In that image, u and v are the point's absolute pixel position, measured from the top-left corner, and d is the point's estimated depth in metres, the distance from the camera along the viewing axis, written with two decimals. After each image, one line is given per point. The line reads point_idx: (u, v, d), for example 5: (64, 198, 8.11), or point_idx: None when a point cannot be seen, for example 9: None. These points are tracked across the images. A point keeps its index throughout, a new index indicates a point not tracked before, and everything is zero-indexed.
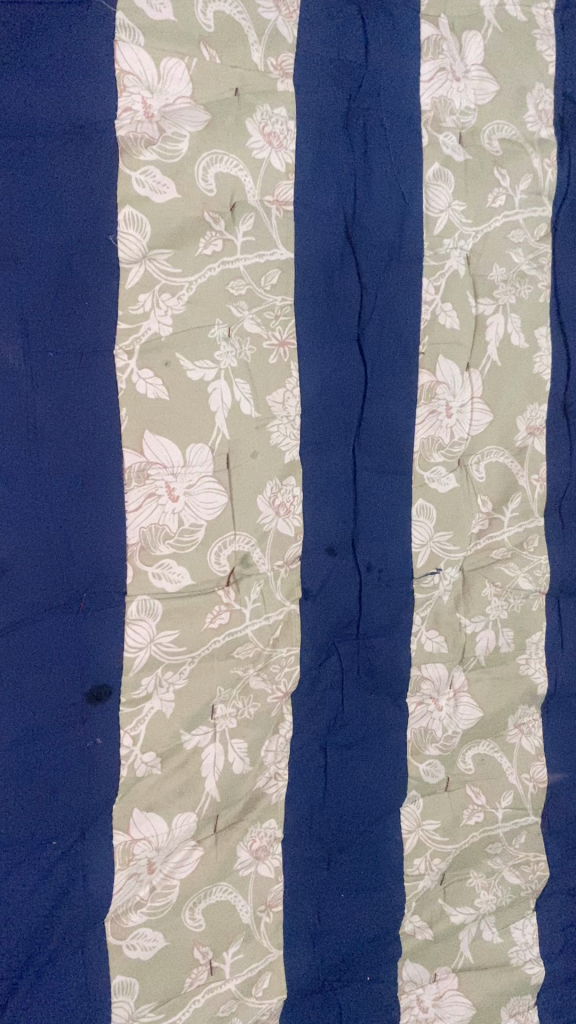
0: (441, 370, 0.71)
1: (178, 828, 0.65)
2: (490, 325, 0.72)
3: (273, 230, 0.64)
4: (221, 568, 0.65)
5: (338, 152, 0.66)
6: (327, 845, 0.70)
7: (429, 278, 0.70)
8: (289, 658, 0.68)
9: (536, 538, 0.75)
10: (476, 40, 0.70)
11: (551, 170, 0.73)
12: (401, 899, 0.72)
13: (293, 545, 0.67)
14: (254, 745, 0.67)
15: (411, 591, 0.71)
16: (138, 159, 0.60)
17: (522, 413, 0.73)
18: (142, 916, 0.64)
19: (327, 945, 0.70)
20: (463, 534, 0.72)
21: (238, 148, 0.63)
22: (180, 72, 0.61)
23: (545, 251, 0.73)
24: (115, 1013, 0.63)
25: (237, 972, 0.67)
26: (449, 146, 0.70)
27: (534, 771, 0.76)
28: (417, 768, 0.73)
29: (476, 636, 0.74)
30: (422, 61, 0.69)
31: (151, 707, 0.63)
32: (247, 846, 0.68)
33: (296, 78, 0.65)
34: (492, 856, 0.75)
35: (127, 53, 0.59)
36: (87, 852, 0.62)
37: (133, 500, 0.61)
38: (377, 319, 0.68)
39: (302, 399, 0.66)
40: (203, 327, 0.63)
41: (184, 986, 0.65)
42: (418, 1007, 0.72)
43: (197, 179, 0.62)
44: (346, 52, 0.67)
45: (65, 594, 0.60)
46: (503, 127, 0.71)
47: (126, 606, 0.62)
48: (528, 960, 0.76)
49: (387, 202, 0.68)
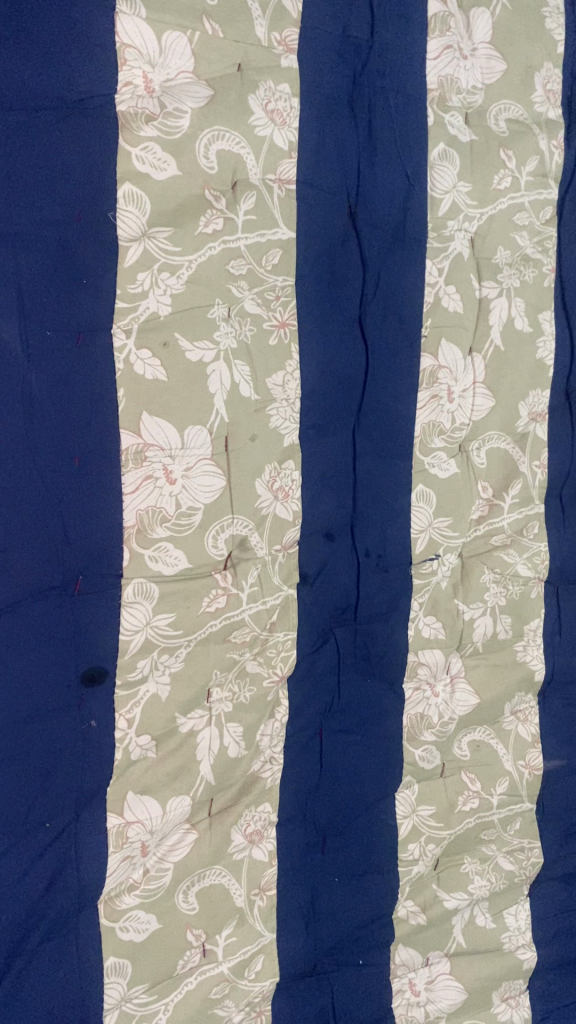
0: (443, 354, 0.70)
1: (172, 811, 0.65)
2: (493, 309, 0.71)
3: (275, 210, 0.63)
4: (219, 553, 0.64)
5: (342, 131, 0.65)
6: (322, 829, 0.70)
7: (432, 260, 0.69)
8: (285, 642, 0.68)
9: (536, 524, 0.74)
10: (485, 17, 0.69)
11: (557, 152, 0.72)
12: (395, 884, 0.72)
13: (291, 531, 0.67)
14: (250, 729, 0.67)
15: (409, 576, 0.71)
16: (139, 134, 0.59)
17: (525, 399, 0.72)
18: (135, 899, 0.64)
19: (320, 928, 0.70)
20: (463, 521, 0.72)
21: (241, 124, 0.62)
22: (182, 46, 0.60)
23: (550, 234, 0.72)
24: (108, 994, 0.63)
25: (231, 955, 0.67)
26: (455, 126, 0.69)
27: (530, 759, 0.76)
28: (413, 754, 0.73)
29: (474, 623, 0.73)
30: (428, 39, 0.68)
31: (147, 689, 0.63)
32: (241, 830, 0.68)
33: (300, 54, 0.64)
34: (486, 843, 0.75)
35: (128, 24, 0.58)
36: (80, 836, 0.62)
37: (130, 482, 0.60)
38: (379, 301, 0.67)
39: (301, 382, 0.65)
40: (202, 307, 0.62)
41: (176, 968, 0.65)
42: (410, 991, 0.72)
43: (199, 156, 0.61)
44: (352, 28, 0.65)
45: (60, 576, 0.59)
46: (510, 107, 0.70)
47: (122, 589, 0.61)
48: (521, 945, 0.76)
49: (391, 182, 0.67)
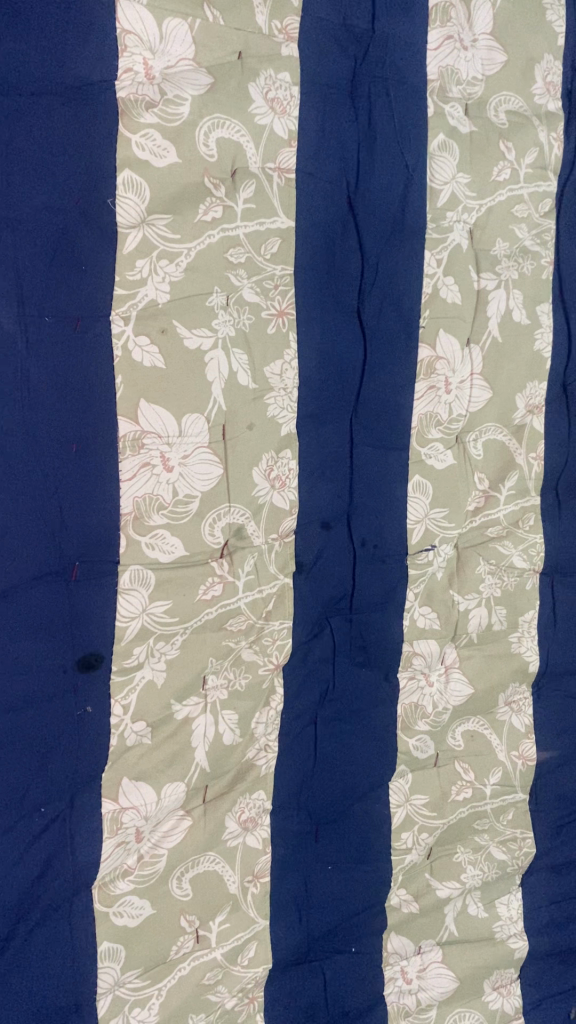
0: (440, 345, 0.70)
1: (166, 797, 0.65)
2: (491, 301, 0.71)
3: (274, 198, 0.63)
4: (215, 541, 0.64)
5: (342, 120, 0.65)
6: (315, 817, 0.71)
7: (431, 250, 0.69)
8: (281, 631, 0.68)
9: (532, 516, 0.75)
10: (485, 8, 0.69)
11: (557, 144, 0.72)
12: (388, 873, 0.73)
13: (288, 520, 0.67)
14: (245, 716, 0.68)
15: (405, 567, 0.71)
16: (139, 120, 0.59)
17: (521, 391, 0.73)
18: (129, 885, 0.64)
19: (313, 916, 0.71)
20: (459, 512, 0.72)
21: (241, 112, 0.62)
22: (183, 34, 0.59)
23: (549, 227, 0.72)
24: (102, 978, 0.63)
25: (224, 941, 0.68)
26: (455, 117, 0.69)
27: (523, 749, 0.77)
28: (407, 744, 0.73)
29: (469, 614, 0.74)
30: (429, 30, 0.68)
31: (142, 675, 0.63)
32: (235, 817, 0.68)
33: (300, 43, 0.64)
34: (479, 833, 0.76)
35: (129, 11, 0.57)
36: (75, 822, 0.62)
37: (127, 469, 0.60)
38: (378, 292, 0.67)
39: (299, 372, 0.66)
40: (201, 295, 0.62)
41: (170, 953, 0.66)
42: (402, 978, 0.73)
43: (199, 144, 0.60)
44: (352, 18, 0.65)
45: (57, 562, 0.59)
46: (510, 99, 0.70)
47: (119, 576, 0.61)
48: (512, 934, 0.77)
49: (390, 171, 0.67)
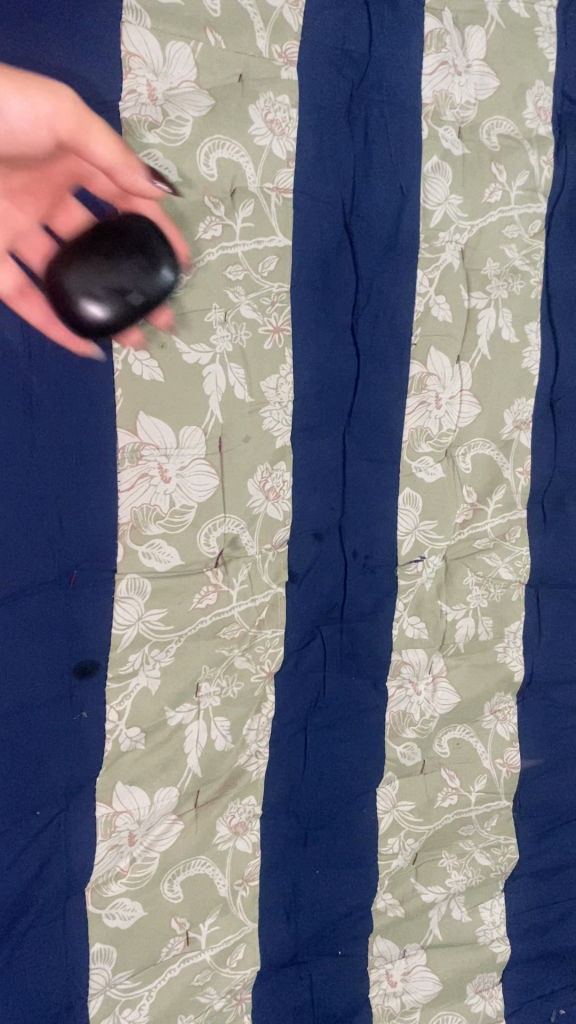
0: (431, 362, 0.72)
1: (159, 802, 0.66)
2: (482, 319, 0.73)
3: (272, 217, 0.65)
4: (210, 550, 0.66)
5: (339, 142, 0.67)
6: (304, 821, 0.72)
7: (423, 270, 0.70)
8: (273, 639, 0.69)
9: (518, 529, 0.77)
10: (479, 35, 0.71)
11: (546, 168, 0.74)
12: (374, 877, 0.74)
13: (281, 530, 0.68)
14: (237, 723, 0.69)
15: (395, 576, 0.73)
16: (141, 140, 0.60)
17: (510, 407, 0.75)
18: (121, 887, 0.65)
19: (301, 919, 0.72)
20: (448, 524, 0.74)
21: (241, 133, 0.63)
22: (186, 57, 0.61)
23: (538, 248, 0.74)
24: (93, 978, 0.64)
25: (213, 943, 0.69)
26: (448, 140, 0.71)
27: (508, 757, 0.78)
28: (394, 751, 0.75)
29: (457, 624, 0.75)
30: (424, 55, 0.69)
31: (137, 682, 0.64)
32: (226, 822, 0.69)
33: (300, 66, 0.65)
34: (464, 838, 0.77)
35: (133, 34, 0.59)
36: (70, 825, 0.63)
37: (125, 480, 0.62)
38: (371, 309, 0.69)
39: (294, 386, 0.67)
40: (200, 311, 0.63)
41: (160, 955, 0.67)
42: (387, 981, 0.74)
43: (199, 163, 0.62)
44: (350, 42, 0.67)
45: (56, 570, 0.60)
46: (501, 123, 0.72)
47: (115, 584, 0.62)
48: (495, 939, 0.78)
49: (385, 191, 0.69)
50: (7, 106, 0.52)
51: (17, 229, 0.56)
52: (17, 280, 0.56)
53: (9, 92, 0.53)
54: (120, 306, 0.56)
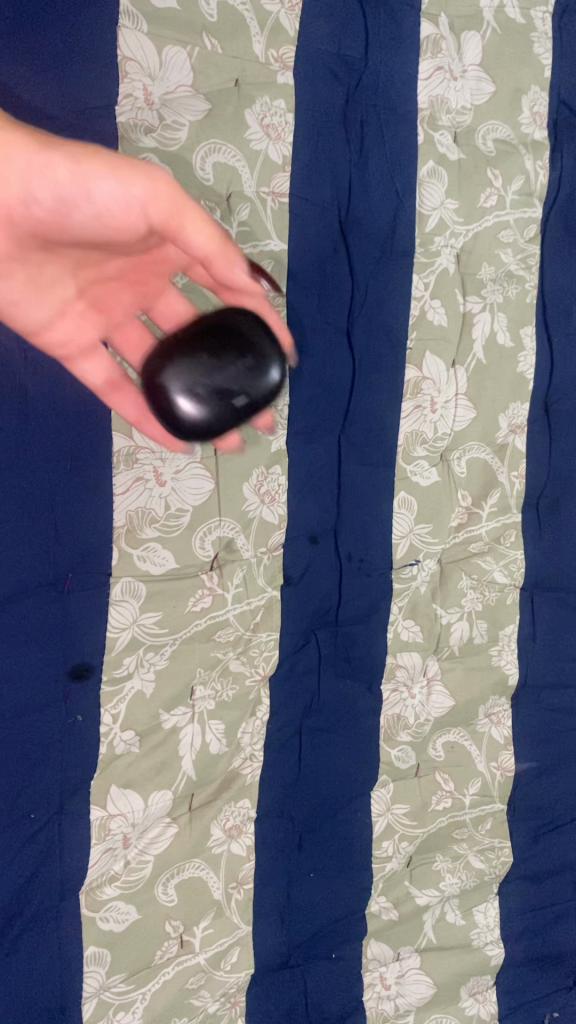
0: (427, 366, 0.72)
1: (154, 805, 0.66)
2: (477, 323, 0.73)
3: (268, 222, 0.65)
4: (205, 554, 0.66)
5: (335, 147, 0.67)
6: (298, 825, 0.72)
7: (419, 274, 0.71)
8: (268, 642, 0.69)
9: (513, 533, 0.77)
10: (475, 40, 0.71)
11: (542, 173, 0.74)
12: (368, 880, 0.74)
13: (276, 534, 0.69)
14: (231, 727, 0.69)
15: (390, 580, 0.73)
16: (137, 144, 0.60)
17: (505, 411, 0.75)
18: (116, 890, 0.65)
19: (295, 922, 0.72)
20: (443, 528, 0.74)
21: (237, 137, 0.63)
22: (182, 61, 0.61)
23: (533, 252, 0.75)
24: (87, 982, 0.64)
25: (207, 946, 0.68)
26: (444, 145, 0.71)
27: (502, 760, 0.78)
28: (389, 754, 0.75)
29: (451, 627, 0.75)
30: (420, 60, 0.70)
31: (132, 686, 0.64)
32: (220, 825, 0.69)
33: (296, 71, 0.65)
34: (458, 841, 0.77)
35: (129, 39, 0.59)
36: (64, 828, 0.63)
37: (120, 484, 0.62)
38: (367, 313, 0.69)
39: (290, 390, 0.67)
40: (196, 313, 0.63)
41: (154, 958, 0.67)
42: (381, 984, 0.74)
43: (195, 167, 0.62)
44: (346, 48, 0.67)
45: (51, 573, 0.60)
46: (498, 128, 0.72)
47: (110, 588, 0.62)
48: (489, 942, 0.78)
49: (380, 196, 0.69)
50: (96, 188, 0.49)
51: (114, 319, 0.61)
52: (107, 368, 0.60)
53: (100, 174, 0.49)
54: (218, 407, 0.51)
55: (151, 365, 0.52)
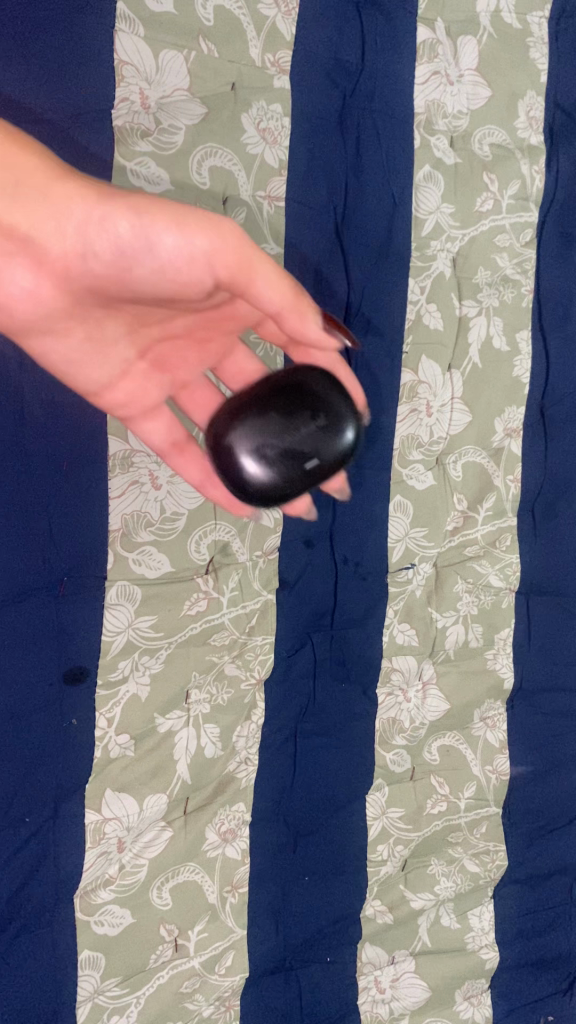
0: (423, 370, 0.72)
1: (148, 809, 0.66)
2: (473, 327, 0.73)
3: (264, 226, 0.65)
4: (200, 557, 0.66)
5: (331, 151, 0.67)
6: (294, 828, 0.72)
7: (415, 277, 0.71)
8: (263, 646, 0.70)
9: (509, 536, 0.77)
10: (471, 45, 0.72)
11: (538, 177, 0.74)
12: (363, 884, 0.74)
13: (272, 537, 0.69)
14: (227, 730, 0.69)
15: (385, 584, 0.73)
16: (134, 148, 0.60)
17: (500, 415, 0.75)
18: (110, 894, 0.65)
19: (290, 927, 0.71)
20: (439, 531, 0.74)
21: (233, 141, 0.63)
22: (179, 65, 0.61)
23: (529, 257, 0.75)
24: (82, 986, 0.64)
25: (202, 950, 0.68)
26: (440, 149, 0.71)
27: (497, 764, 0.78)
28: (384, 757, 0.75)
29: (446, 631, 0.76)
30: (416, 64, 0.70)
31: (127, 690, 0.64)
32: (215, 829, 0.69)
33: (292, 76, 0.66)
34: (453, 844, 0.77)
35: (126, 44, 0.59)
36: (59, 832, 0.63)
37: (116, 487, 0.62)
38: (363, 317, 0.69)
39: None
40: None
41: (148, 962, 0.66)
42: (375, 988, 0.74)
43: (191, 171, 0.62)
44: (343, 53, 0.67)
45: (46, 577, 0.60)
46: (493, 133, 0.73)
47: (105, 591, 0.62)
48: (484, 945, 0.78)
49: (376, 200, 0.69)
50: (159, 242, 0.49)
51: (182, 378, 0.62)
52: (170, 426, 0.61)
53: (162, 225, 0.49)
54: (285, 469, 0.50)
55: (218, 427, 0.52)
